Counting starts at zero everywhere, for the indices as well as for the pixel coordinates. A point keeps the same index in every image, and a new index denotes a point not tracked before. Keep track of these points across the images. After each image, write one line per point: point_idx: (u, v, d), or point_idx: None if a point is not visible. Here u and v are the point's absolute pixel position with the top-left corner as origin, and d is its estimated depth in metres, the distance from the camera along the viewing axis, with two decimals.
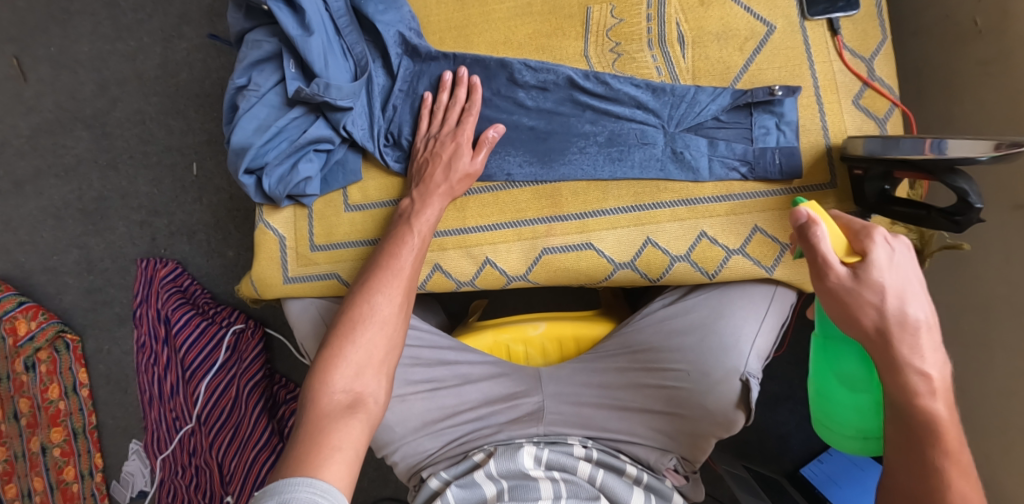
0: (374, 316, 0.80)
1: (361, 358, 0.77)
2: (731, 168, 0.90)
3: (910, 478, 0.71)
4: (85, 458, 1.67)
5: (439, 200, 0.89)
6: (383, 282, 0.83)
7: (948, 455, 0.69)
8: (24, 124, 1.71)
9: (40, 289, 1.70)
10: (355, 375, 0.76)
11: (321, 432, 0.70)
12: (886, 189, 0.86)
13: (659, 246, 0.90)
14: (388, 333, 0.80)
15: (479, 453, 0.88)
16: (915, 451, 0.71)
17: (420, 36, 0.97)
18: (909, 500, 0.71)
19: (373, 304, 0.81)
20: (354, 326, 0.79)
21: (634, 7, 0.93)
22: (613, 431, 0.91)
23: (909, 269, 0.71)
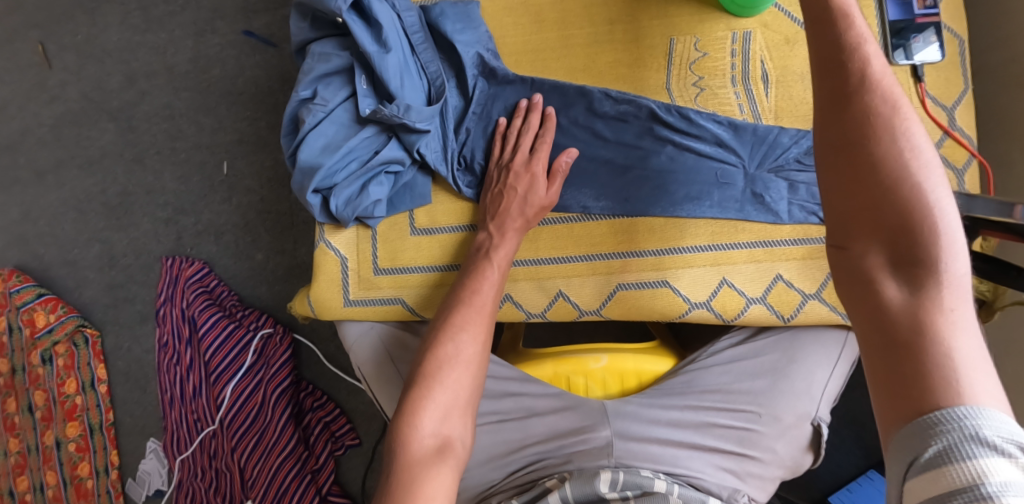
0: (458, 358, 0.79)
1: (448, 400, 0.76)
2: (811, 212, 0.88)
3: (826, 92, 0.68)
4: (100, 454, 1.61)
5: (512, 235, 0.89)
6: (463, 321, 0.82)
7: (871, 78, 0.66)
8: (48, 113, 1.66)
9: (59, 282, 1.67)
10: (443, 418, 0.75)
11: (413, 483, 0.70)
12: (964, 243, 0.84)
13: (734, 288, 0.90)
14: (473, 375, 0.79)
15: (552, 479, 0.86)
16: (830, 67, 0.68)
17: (497, 57, 0.96)
18: (833, 108, 0.66)
19: (455, 343, 0.80)
20: (439, 366, 0.78)
21: (720, 42, 0.93)
22: (686, 466, 0.87)
23: None
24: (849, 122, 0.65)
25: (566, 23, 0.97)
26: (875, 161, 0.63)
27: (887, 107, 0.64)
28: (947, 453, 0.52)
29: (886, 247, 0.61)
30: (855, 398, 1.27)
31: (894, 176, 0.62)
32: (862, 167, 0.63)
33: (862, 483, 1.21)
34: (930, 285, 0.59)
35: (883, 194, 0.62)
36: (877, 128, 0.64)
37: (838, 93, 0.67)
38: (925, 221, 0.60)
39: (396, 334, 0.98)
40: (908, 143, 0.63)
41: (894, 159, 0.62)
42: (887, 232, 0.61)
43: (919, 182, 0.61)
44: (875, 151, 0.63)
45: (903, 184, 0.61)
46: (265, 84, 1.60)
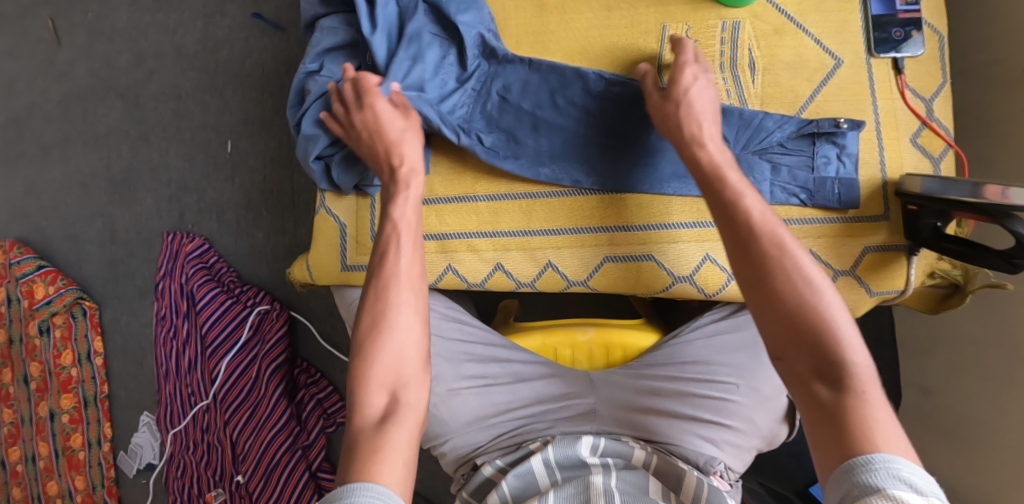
0: (393, 327, 0.79)
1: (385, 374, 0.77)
2: (792, 193, 0.94)
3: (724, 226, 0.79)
4: (93, 427, 1.63)
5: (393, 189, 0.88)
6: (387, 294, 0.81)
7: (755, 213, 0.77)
8: (56, 90, 1.69)
9: (60, 256, 1.69)
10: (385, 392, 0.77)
11: (370, 453, 0.71)
12: (938, 225, 0.89)
13: (717, 264, 0.93)
14: (415, 345, 0.79)
15: (536, 442, 0.91)
16: (721, 207, 0.79)
17: (497, 38, 0.99)
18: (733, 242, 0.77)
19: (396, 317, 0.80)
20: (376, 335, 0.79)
21: (710, 30, 0.97)
22: (663, 434, 0.91)
23: (707, 92, 0.86)
24: (748, 252, 0.76)
25: (566, 9, 1.01)
26: (772, 281, 0.73)
27: (772, 236, 0.75)
28: (875, 486, 0.60)
29: (799, 354, 0.71)
30: None
31: (789, 294, 0.72)
32: (762, 290, 0.74)
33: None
34: (846, 377, 0.69)
35: (790, 309, 0.72)
36: (766, 254, 0.75)
37: (728, 226, 0.78)
38: (823, 328, 0.70)
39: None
40: (794, 262, 0.74)
41: (785, 278, 0.73)
42: (798, 339, 0.71)
43: (818, 293, 0.72)
44: (769, 273, 0.74)
45: (797, 300, 0.72)
46: (272, 66, 1.63)
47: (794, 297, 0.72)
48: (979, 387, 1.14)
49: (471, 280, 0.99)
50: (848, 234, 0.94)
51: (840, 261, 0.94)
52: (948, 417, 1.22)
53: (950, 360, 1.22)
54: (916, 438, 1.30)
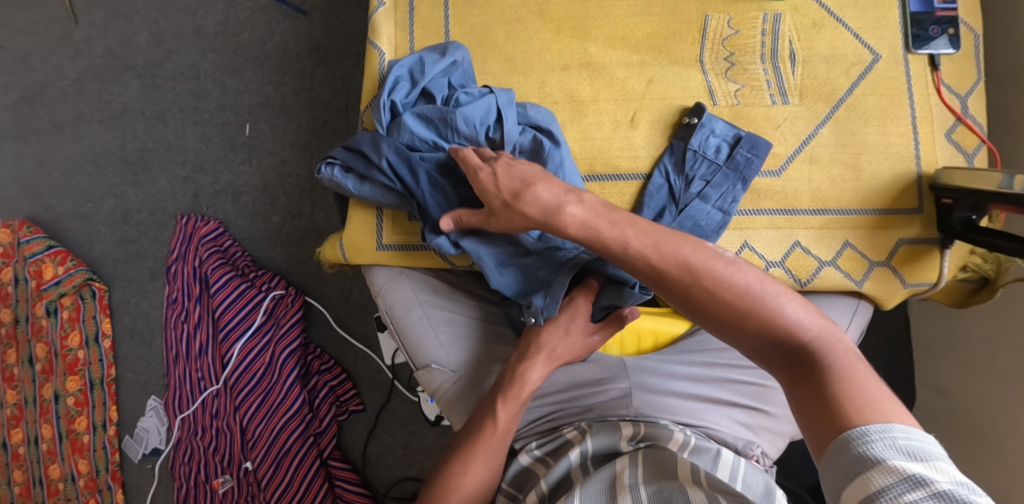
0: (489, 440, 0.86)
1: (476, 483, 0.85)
2: (734, 192, 0.95)
3: (642, 269, 0.77)
4: (99, 410, 1.56)
5: (537, 362, 0.90)
6: (473, 453, 0.86)
7: (655, 259, 0.76)
8: (71, 67, 1.66)
9: (69, 235, 1.64)
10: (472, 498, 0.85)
11: None
12: (972, 218, 0.91)
13: (755, 252, 0.95)
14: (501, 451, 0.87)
15: (571, 430, 0.91)
16: (620, 256, 0.79)
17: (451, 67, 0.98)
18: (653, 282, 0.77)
19: (473, 468, 0.85)
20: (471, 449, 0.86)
21: (751, 21, 0.98)
22: (702, 419, 0.92)
23: (521, 168, 0.84)
24: (672, 292, 0.76)
25: None
26: (704, 309, 0.74)
27: (684, 269, 0.75)
28: (874, 458, 0.60)
29: (756, 353, 0.73)
30: None
31: (718, 307, 0.73)
32: (706, 319, 0.75)
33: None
34: (814, 365, 0.69)
35: (739, 324, 0.73)
36: (684, 284, 0.75)
37: (634, 271, 0.78)
38: (762, 319, 0.72)
39: (472, 304, 1.02)
40: (709, 272, 0.74)
41: (717, 303, 0.74)
42: (761, 341, 0.72)
43: (753, 300, 0.72)
44: (702, 305, 0.74)
45: (728, 309, 0.73)
46: (294, 50, 1.63)
47: (723, 305, 0.73)
48: (994, 385, 1.16)
49: None
50: (883, 224, 0.95)
51: (876, 252, 0.95)
52: (959, 416, 1.24)
53: (962, 360, 1.24)
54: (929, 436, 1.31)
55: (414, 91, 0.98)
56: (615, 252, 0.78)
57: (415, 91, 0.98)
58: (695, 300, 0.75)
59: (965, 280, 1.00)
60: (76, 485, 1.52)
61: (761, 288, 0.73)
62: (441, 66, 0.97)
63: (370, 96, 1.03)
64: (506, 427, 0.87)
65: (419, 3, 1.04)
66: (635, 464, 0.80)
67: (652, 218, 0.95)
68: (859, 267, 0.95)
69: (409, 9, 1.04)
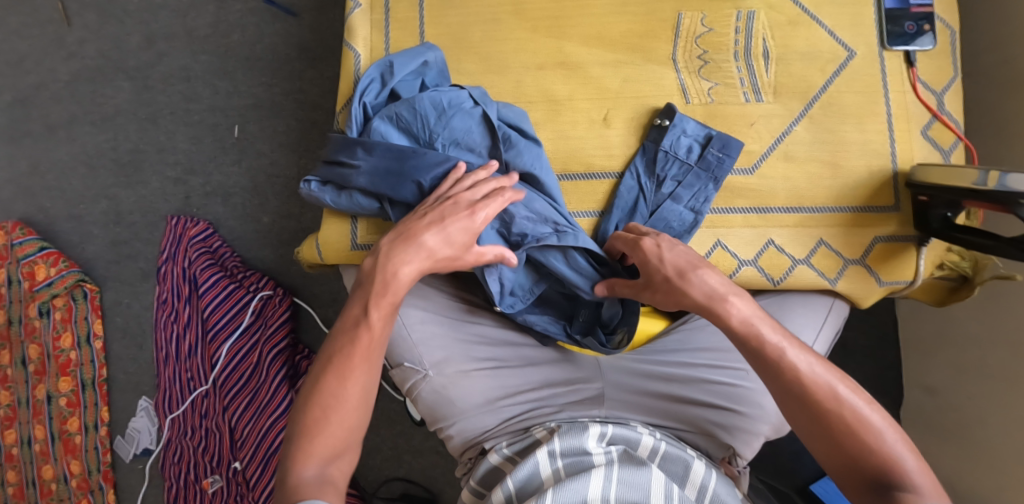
0: (361, 338, 0.84)
1: (339, 387, 0.82)
2: (706, 192, 0.95)
3: (780, 383, 0.78)
4: (91, 410, 1.56)
5: (413, 261, 0.85)
6: (345, 352, 0.83)
7: (803, 374, 0.77)
8: (64, 69, 1.67)
9: (63, 237, 1.64)
10: (336, 391, 0.82)
11: None
12: (948, 216, 0.90)
13: (728, 250, 0.95)
14: (377, 357, 0.84)
15: (542, 430, 0.91)
16: (761, 363, 0.79)
17: (418, 66, 0.98)
18: (788, 394, 0.78)
19: (343, 373, 0.82)
20: (347, 347, 0.83)
21: (726, 18, 0.97)
22: (673, 420, 0.94)
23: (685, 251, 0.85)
24: (804, 407, 0.77)
25: None
26: (831, 431, 0.76)
27: (826, 390, 0.77)
28: None
29: (859, 484, 0.75)
30: None
31: (848, 440, 0.75)
32: (825, 436, 0.76)
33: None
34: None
35: (855, 455, 0.75)
36: (824, 408, 0.76)
37: (775, 381, 0.78)
38: (883, 461, 0.74)
39: (443, 302, 1.00)
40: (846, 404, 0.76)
41: (847, 428, 0.75)
42: (865, 473, 0.74)
43: (877, 438, 0.75)
44: (830, 427, 0.76)
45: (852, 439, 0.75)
46: (283, 52, 1.63)
47: (846, 433, 0.75)
48: (982, 386, 1.15)
49: None
50: (858, 222, 0.94)
51: (851, 250, 0.94)
52: (948, 417, 1.23)
53: (953, 361, 1.22)
54: (917, 437, 1.30)
55: (383, 92, 0.98)
56: (767, 356, 0.78)
57: (385, 92, 0.98)
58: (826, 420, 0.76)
59: (944, 278, 0.99)
60: (68, 485, 1.52)
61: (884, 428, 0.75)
62: (412, 67, 0.97)
63: (346, 97, 1.04)
64: (381, 336, 0.85)
65: (395, 5, 1.05)
66: (608, 479, 0.80)
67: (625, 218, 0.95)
68: (833, 266, 0.94)
69: (385, 9, 1.05)
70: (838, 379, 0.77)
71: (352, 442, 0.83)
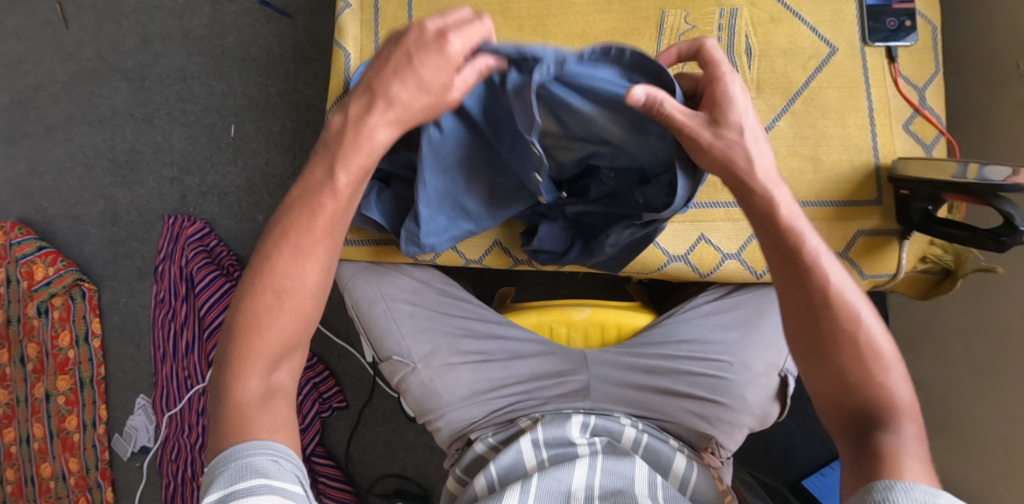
0: (320, 211, 0.76)
1: (289, 266, 0.76)
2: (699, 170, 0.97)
3: (802, 293, 0.76)
4: (88, 408, 1.56)
5: (390, 124, 0.75)
6: (300, 226, 0.76)
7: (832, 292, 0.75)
8: (62, 71, 1.65)
9: (60, 237, 1.63)
10: (290, 263, 0.76)
11: (241, 425, 0.73)
12: (929, 209, 0.91)
13: (712, 244, 0.97)
14: (334, 234, 0.78)
15: (526, 420, 0.95)
16: (790, 268, 0.76)
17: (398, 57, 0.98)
18: (807, 308, 0.76)
19: (295, 253, 0.76)
20: (304, 218, 0.76)
21: (709, 16, 0.99)
22: (658, 411, 0.96)
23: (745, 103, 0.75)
24: (819, 327, 0.76)
25: None
26: (837, 352, 0.75)
27: (848, 311, 0.75)
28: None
29: (845, 408, 0.76)
30: None
31: (858, 367, 0.75)
32: (829, 355, 0.76)
33: (834, 468, 1.26)
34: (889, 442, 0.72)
35: (857, 382, 0.75)
36: (841, 327, 0.75)
37: (800, 287, 0.76)
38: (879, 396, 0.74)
39: (431, 297, 1.02)
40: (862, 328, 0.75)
41: (859, 353, 0.75)
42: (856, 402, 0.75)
43: (883, 372, 0.75)
44: (840, 352, 0.75)
45: (857, 365, 0.75)
46: (278, 52, 1.62)
47: (856, 358, 0.75)
48: (966, 379, 1.16)
49: (470, 256, 1.05)
50: (841, 216, 0.95)
51: (833, 243, 0.96)
52: (934, 411, 1.23)
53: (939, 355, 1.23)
54: None
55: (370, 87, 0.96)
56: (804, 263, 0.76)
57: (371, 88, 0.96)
58: (840, 342, 0.75)
59: (927, 272, 1.00)
60: (67, 483, 1.52)
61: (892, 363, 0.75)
62: None
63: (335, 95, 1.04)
64: (345, 205, 0.77)
65: (384, 4, 1.06)
66: (592, 468, 0.82)
67: None
68: None
69: (374, 9, 1.06)
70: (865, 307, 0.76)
71: (307, 331, 0.79)
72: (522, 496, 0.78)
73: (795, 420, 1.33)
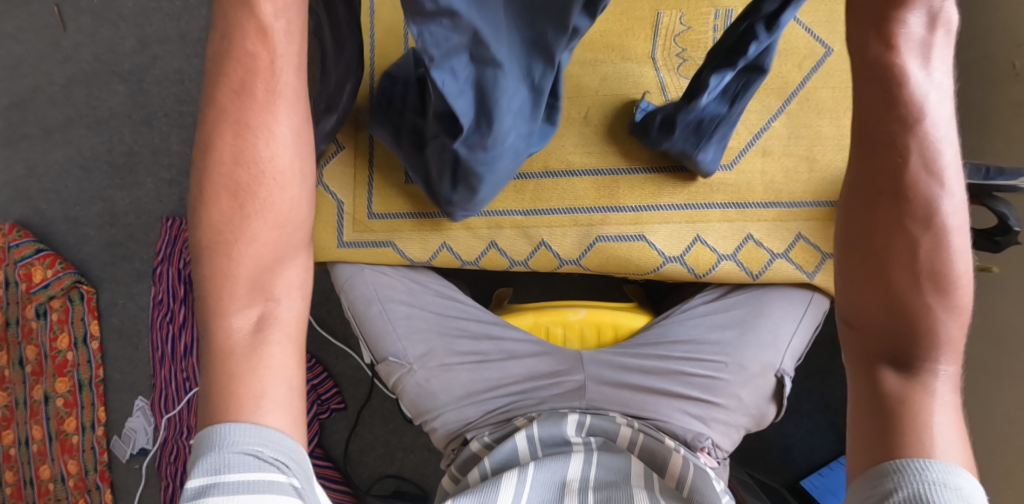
0: (266, 80, 0.65)
1: (239, 159, 0.65)
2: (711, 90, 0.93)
3: (868, 171, 0.60)
4: (87, 411, 1.56)
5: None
6: (241, 104, 0.65)
7: (911, 173, 0.58)
8: (60, 73, 1.65)
9: (58, 239, 1.63)
10: (242, 153, 0.65)
11: (235, 369, 0.65)
12: None
13: (707, 244, 0.97)
14: (281, 109, 0.65)
15: (522, 419, 0.95)
16: (869, 136, 0.59)
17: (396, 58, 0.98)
18: (872, 189, 0.59)
19: (246, 143, 0.65)
20: (243, 90, 0.64)
21: (703, 17, 1.02)
22: (654, 411, 0.95)
23: None
24: (882, 217, 0.59)
25: None
26: (893, 257, 0.58)
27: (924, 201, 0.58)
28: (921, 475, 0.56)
29: (881, 331, 0.60)
30: (830, 385, 1.33)
31: (912, 282, 0.58)
32: (882, 257, 0.59)
33: (834, 468, 1.26)
34: (923, 372, 0.59)
35: (910, 301, 0.59)
36: (908, 221, 0.58)
37: (871, 162, 0.59)
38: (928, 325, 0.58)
39: (428, 298, 1.02)
40: (938, 222, 0.58)
41: (929, 262, 0.58)
42: (899, 328, 0.59)
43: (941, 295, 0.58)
44: (904, 259, 0.58)
45: (906, 273, 0.58)
46: None
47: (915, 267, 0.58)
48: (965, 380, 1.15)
49: (465, 257, 1.03)
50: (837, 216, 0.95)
51: (829, 244, 0.95)
52: None
53: None
54: None
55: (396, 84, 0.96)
56: (882, 131, 0.58)
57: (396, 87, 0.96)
58: (900, 243, 0.58)
59: None
60: (66, 485, 1.52)
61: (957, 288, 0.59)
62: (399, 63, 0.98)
63: None
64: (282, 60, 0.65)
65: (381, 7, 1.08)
66: (587, 462, 0.83)
67: (607, 213, 0.99)
68: (812, 259, 0.96)
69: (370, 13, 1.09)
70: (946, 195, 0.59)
71: (291, 235, 0.69)
72: (521, 482, 0.78)
73: (793, 420, 1.33)
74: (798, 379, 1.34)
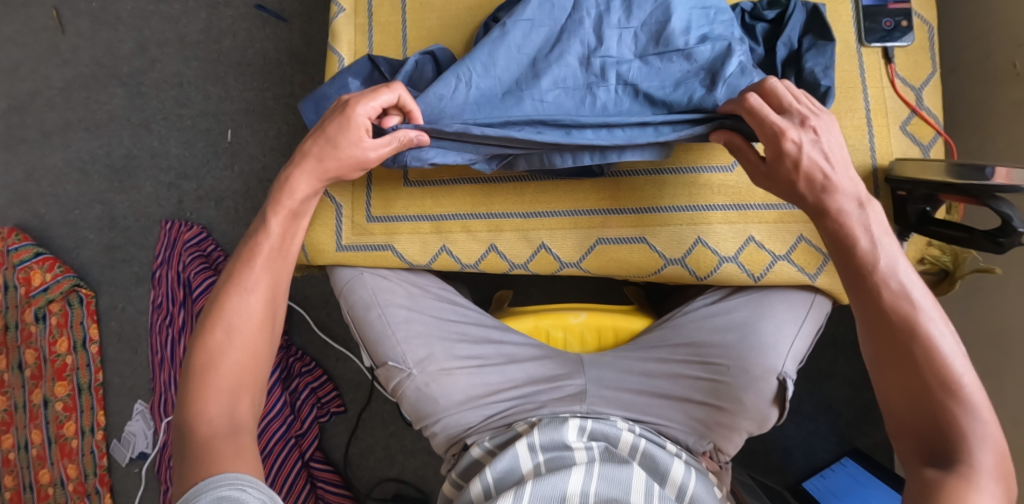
0: (264, 245, 0.86)
1: (235, 304, 0.83)
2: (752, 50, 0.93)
3: (864, 307, 0.76)
4: (87, 414, 1.55)
5: (308, 176, 0.87)
6: (251, 261, 0.85)
7: (899, 302, 0.74)
8: (59, 76, 1.65)
9: (58, 242, 1.63)
10: (237, 301, 0.83)
11: (204, 457, 0.75)
12: (926, 210, 0.91)
13: (708, 246, 0.96)
14: (275, 271, 0.86)
15: (523, 424, 0.94)
16: (852, 279, 0.77)
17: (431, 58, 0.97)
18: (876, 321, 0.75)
19: (239, 295, 0.83)
20: (251, 255, 0.86)
21: None
22: (654, 415, 0.96)
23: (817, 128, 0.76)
24: (892, 333, 0.74)
25: None
26: (905, 369, 0.73)
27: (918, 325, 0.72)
28: None
29: (907, 428, 0.73)
30: (831, 387, 1.32)
31: (929, 384, 0.71)
32: (901, 365, 0.73)
33: (836, 470, 1.25)
34: (961, 469, 0.68)
35: (926, 404, 0.71)
36: (909, 337, 0.73)
37: (860, 299, 0.76)
38: (952, 424, 0.70)
39: (427, 302, 1.01)
40: (927, 335, 0.72)
41: (935, 365, 0.71)
42: (924, 425, 0.71)
43: (954, 399, 0.70)
44: (915, 367, 0.72)
45: (918, 380, 0.72)
46: (274, 57, 1.60)
47: (921, 377, 0.72)
48: None
49: (465, 260, 1.02)
50: None
51: None
52: None
53: None
54: None
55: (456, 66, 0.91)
56: (862, 272, 0.75)
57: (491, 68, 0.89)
58: (911, 356, 0.72)
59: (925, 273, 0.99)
60: (66, 489, 1.51)
61: (968, 386, 0.71)
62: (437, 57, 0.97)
63: None
64: (279, 242, 0.87)
65: (378, 8, 1.07)
66: (590, 475, 0.80)
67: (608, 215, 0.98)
68: (813, 260, 0.95)
69: (368, 14, 1.07)
70: (935, 316, 0.73)
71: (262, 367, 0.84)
72: (516, 501, 0.78)
73: (795, 422, 1.33)
74: (800, 380, 1.34)
